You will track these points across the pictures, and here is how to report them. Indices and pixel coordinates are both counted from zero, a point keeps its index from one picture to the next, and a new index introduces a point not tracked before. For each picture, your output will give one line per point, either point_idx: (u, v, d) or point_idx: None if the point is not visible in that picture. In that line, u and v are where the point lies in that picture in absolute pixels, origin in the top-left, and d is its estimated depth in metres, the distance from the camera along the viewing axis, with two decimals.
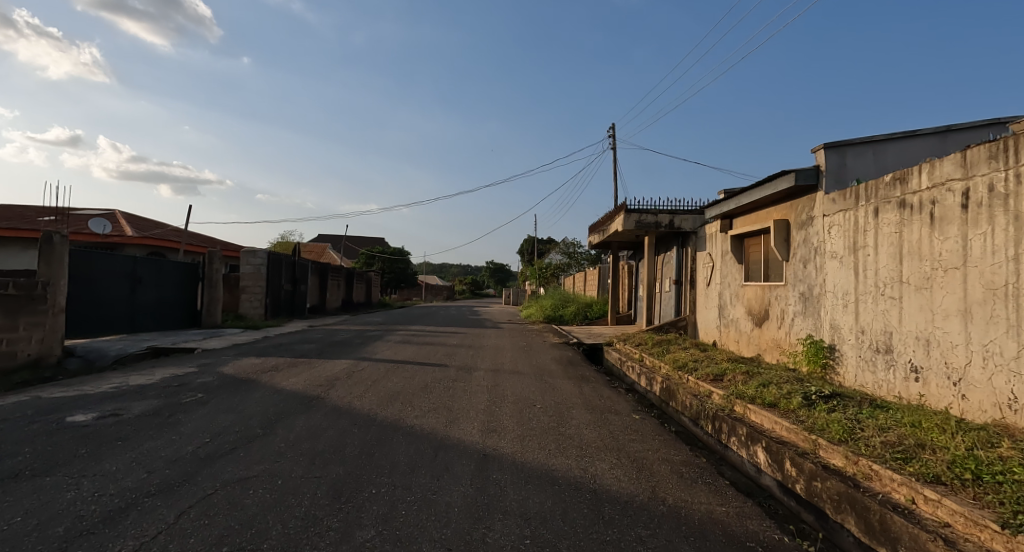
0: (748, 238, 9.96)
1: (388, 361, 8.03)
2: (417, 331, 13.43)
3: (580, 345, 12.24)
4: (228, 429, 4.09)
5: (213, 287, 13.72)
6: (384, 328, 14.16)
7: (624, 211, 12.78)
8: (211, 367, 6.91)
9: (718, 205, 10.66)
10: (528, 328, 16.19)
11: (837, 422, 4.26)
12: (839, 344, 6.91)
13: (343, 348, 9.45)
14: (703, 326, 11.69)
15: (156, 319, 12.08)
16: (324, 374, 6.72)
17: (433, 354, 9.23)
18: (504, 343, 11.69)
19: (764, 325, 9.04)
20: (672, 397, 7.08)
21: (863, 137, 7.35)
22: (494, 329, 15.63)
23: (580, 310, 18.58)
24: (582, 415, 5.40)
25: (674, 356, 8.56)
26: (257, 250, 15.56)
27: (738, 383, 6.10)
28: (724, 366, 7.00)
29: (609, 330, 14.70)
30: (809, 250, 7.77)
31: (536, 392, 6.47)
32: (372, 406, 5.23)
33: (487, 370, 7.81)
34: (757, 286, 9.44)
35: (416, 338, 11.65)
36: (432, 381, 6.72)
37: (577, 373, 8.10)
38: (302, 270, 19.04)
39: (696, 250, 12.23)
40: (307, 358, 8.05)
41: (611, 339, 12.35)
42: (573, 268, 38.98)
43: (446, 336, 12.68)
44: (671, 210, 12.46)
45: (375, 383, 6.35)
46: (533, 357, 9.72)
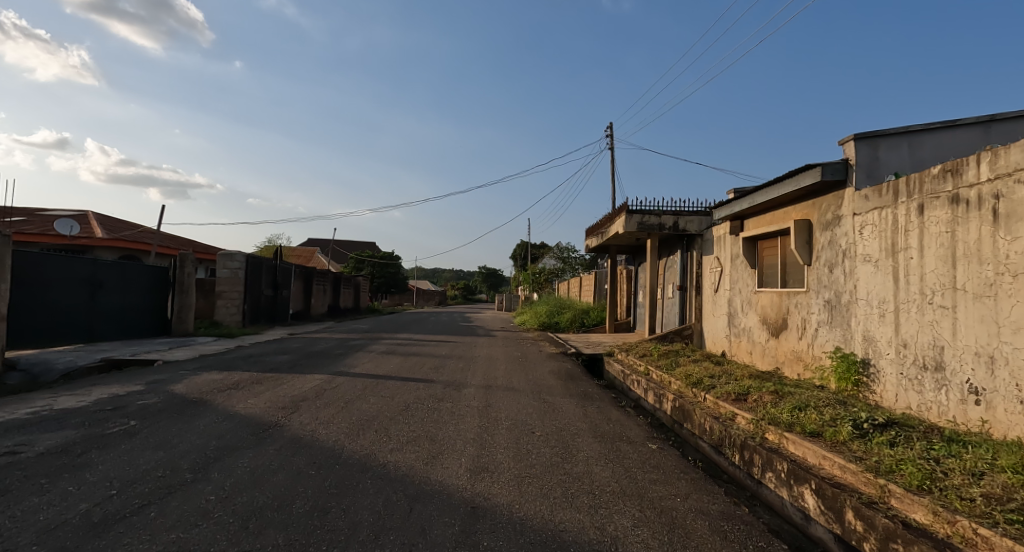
0: (762, 241, 9.20)
1: (367, 377, 7.17)
2: (404, 340, 12.58)
3: (579, 356, 11.43)
4: (146, 476, 3.23)
5: (185, 293, 12.81)
6: (369, 336, 13.30)
7: (625, 213, 12.01)
8: (161, 385, 6.04)
9: (728, 205, 9.90)
10: (523, 336, 15.37)
11: (909, 462, 3.46)
12: (875, 359, 6.13)
13: (320, 360, 8.58)
14: (711, 335, 10.92)
15: (119, 328, 11.15)
16: (290, 394, 5.86)
17: (419, 367, 8.38)
18: (498, 353, 10.87)
19: (782, 336, 8.27)
20: (688, 418, 6.28)
21: (897, 128, 6.62)
22: (487, 337, 14.82)
23: (577, 317, 17.79)
24: (589, 446, 4.59)
25: (686, 370, 7.74)
26: (234, 253, 14.64)
27: (767, 405, 5.30)
28: (747, 383, 6.19)
29: (609, 338, 13.91)
30: (835, 253, 7.00)
31: (535, 414, 5.64)
32: (339, 436, 4.38)
33: (478, 386, 6.99)
34: (773, 293, 8.68)
35: (403, 349, 10.80)
36: (415, 401, 5.88)
37: (579, 390, 7.28)
38: (284, 274, 18.15)
39: (702, 253, 11.47)
40: (276, 373, 7.19)
41: (612, 349, 11.56)
42: (568, 272, 38.18)
43: (435, 346, 11.84)
44: (675, 211, 11.70)
45: (349, 404, 5.51)
46: (529, 370, 8.89)
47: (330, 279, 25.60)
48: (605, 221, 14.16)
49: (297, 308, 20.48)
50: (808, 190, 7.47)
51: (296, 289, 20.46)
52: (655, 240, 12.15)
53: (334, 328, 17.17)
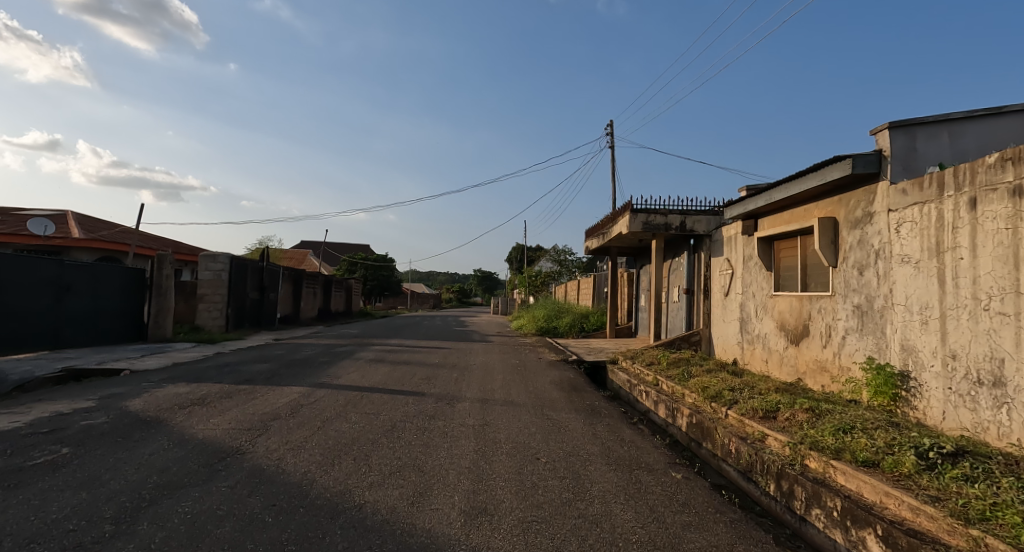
0: (778, 241, 8.59)
1: (352, 389, 6.49)
2: (395, 346, 11.91)
3: (581, 363, 10.78)
4: (50, 531, 2.54)
5: (163, 296, 12.06)
6: (359, 342, 12.63)
7: (629, 212, 11.39)
8: (117, 400, 5.35)
9: (741, 203, 9.29)
10: (520, 341, 14.70)
11: (1006, 508, 2.81)
12: (916, 372, 5.51)
13: (302, 370, 7.89)
14: (721, 342, 10.30)
15: (88, 334, 10.42)
16: (261, 410, 5.18)
17: (410, 377, 7.70)
18: (494, 361, 10.22)
19: (803, 344, 7.64)
20: (708, 437, 5.63)
21: (936, 116, 6.04)
22: (483, 343, 14.16)
23: (576, 321, 17.16)
24: (604, 476, 3.94)
25: (701, 380, 7.09)
26: (217, 254, 13.94)
27: (802, 425, 4.66)
28: (775, 397, 5.53)
29: (611, 344, 13.28)
30: (866, 254, 6.38)
31: (538, 434, 5.00)
32: (311, 466, 3.71)
33: (474, 400, 6.33)
34: (791, 297, 8.06)
35: (393, 356, 10.12)
36: (403, 419, 5.22)
37: (585, 403, 6.64)
38: (272, 277, 17.44)
39: (711, 255, 10.85)
40: (250, 384, 6.50)
41: (615, 356, 10.91)
42: (564, 275, 37.55)
43: (428, 352, 11.15)
44: (681, 210, 11.08)
45: (327, 424, 4.84)
46: (528, 379, 8.24)
47: (321, 282, 24.85)
48: (606, 221, 13.53)
49: (285, 312, 19.75)
50: (835, 185, 6.86)
51: (285, 292, 19.73)
52: (661, 241, 11.53)
53: (324, 333, 16.47)
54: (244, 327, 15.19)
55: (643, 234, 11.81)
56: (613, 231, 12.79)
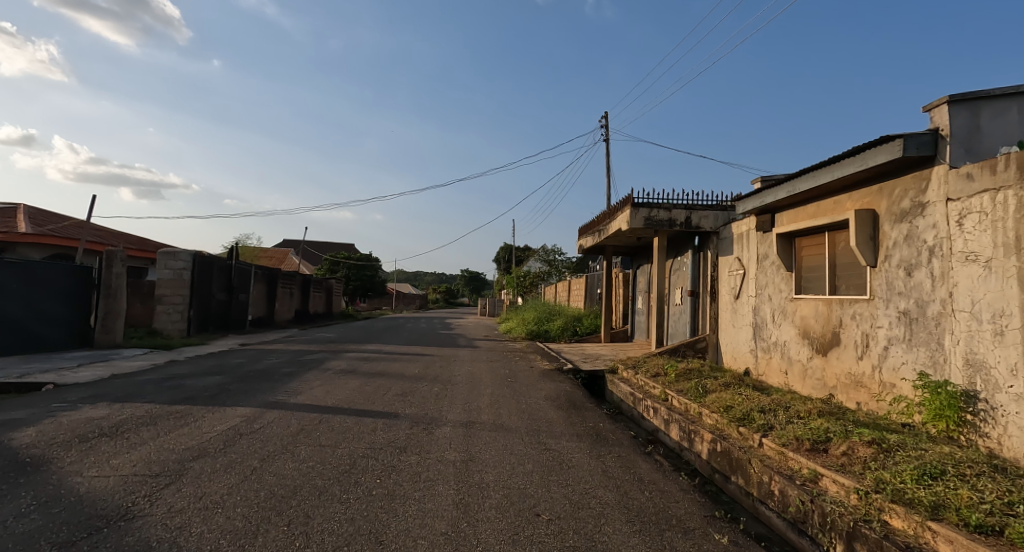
0: (800, 238, 7.67)
1: (310, 411, 5.44)
2: (373, 353, 10.84)
3: (576, 373, 9.80)
4: None
5: (114, 296, 10.80)
6: (333, 348, 11.56)
7: (629, 206, 10.43)
8: (5, 430, 4.25)
9: (756, 196, 8.35)
10: (509, 347, 13.69)
11: None
12: (987, 393, 4.60)
13: (258, 384, 6.81)
14: (730, 349, 9.37)
15: (19, 340, 9.25)
16: (187, 443, 4.11)
17: (383, 393, 6.66)
18: (481, 371, 9.21)
19: (831, 356, 6.73)
20: (739, 471, 4.66)
21: (1004, 89, 5.14)
22: (470, 348, 13.12)
23: (568, 324, 16.21)
24: (629, 544, 2.93)
25: (720, 398, 6.12)
26: (178, 252, 12.82)
27: (870, 464, 3.70)
28: (820, 423, 4.57)
29: (607, 349, 12.32)
30: (917, 252, 5.46)
31: (536, 473, 4.00)
32: (223, 539, 2.66)
33: (457, 424, 5.31)
34: (817, 301, 7.13)
35: (369, 366, 9.07)
36: (366, 453, 4.18)
37: (587, 426, 5.65)
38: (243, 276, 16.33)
39: (719, 254, 9.93)
40: (188, 405, 5.42)
41: (614, 364, 9.96)
42: (554, 276, 36.59)
43: (408, 361, 10.11)
44: (686, 205, 10.15)
45: (266, 463, 3.79)
46: (520, 395, 7.23)
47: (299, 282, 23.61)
48: (603, 217, 12.57)
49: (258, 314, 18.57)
50: (875, 172, 5.94)
51: (257, 293, 18.51)
52: (663, 238, 10.57)
53: (298, 337, 15.34)
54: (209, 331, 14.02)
55: (644, 230, 10.86)
56: (610, 227, 11.81)
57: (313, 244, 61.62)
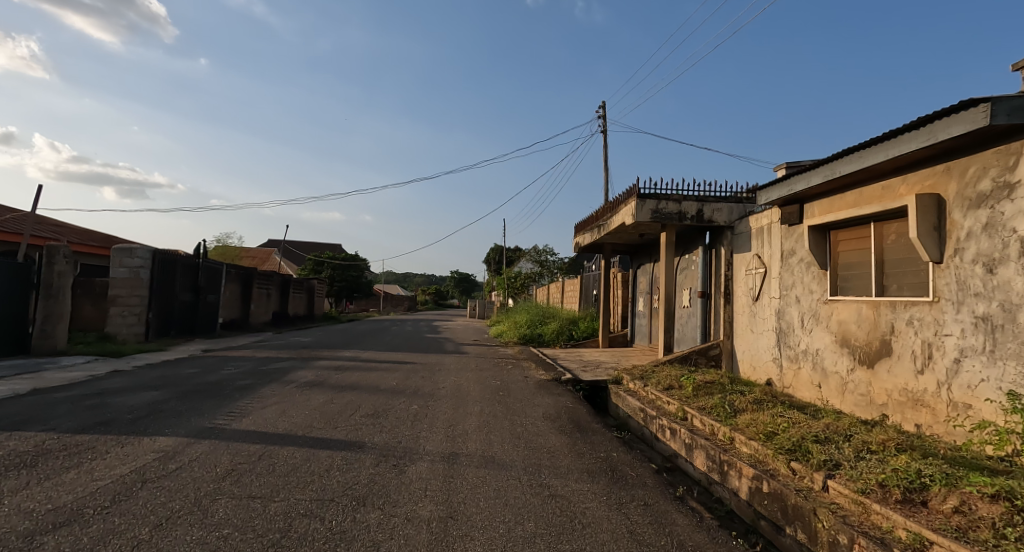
0: (837, 231, 6.67)
1: (252, 441, 4.33)
2: (349, 362, 9.72)
3: (575, 384, 8.74)
4: None
5: (56, 298, 9.59)
6: (305, 356, 10.44)
7: (634, 197, 9.39)
8: None
9: (782, 184, 7.33)
10: (500, 353, 12.60)
11: None
12: None
13: (201, 402, 5.68)
14: (749, 358, 8.35)
15: None
16: (63, 498, 3.00)
17: (351, 413, 5.57)
18: (469, 383, 8.12)
19: (880, 368, 5.73)
20: (799, 524, 3.62)
21: None
22: (457, 355, 12.04)
23: (563, 328, 15.20)
24: None
25: (756, 420, 5.07)
26: (134, 248, 11.74)
27: (1007, 533, 2.67)
28: (905, 461, 3.53)
29: (608, 356, 11.28)
30: (1004, 243, 4.46)
31: (543, 539, 2.94)
32: None
33: (438, 458, 4.23)
34: (860, 303, 6.13)
35: (341, 378, 7.95)
36: (311, 510, 3.08)
37: (597, 457, 4.60)
38: (212, 276, 15.73)
39: (734, 250, 8.94)
40: (96, 434, 4.28)
41: (617, 373, 8.90)
42: (545, 277, 35.61)
43: (387, 371, 8.99)
44: (698, 196, 9.14)
45: (161, 533, 2.68)
46: (514, 413, 6.16)
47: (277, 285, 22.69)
48: (604, 212, 11.53)
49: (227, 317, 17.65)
50: (942, 148, 4.94)
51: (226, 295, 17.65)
52: (672, 234, 9.57)
53: (272, 343, 14.17)
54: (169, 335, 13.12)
55: (650, 225, 9.85)
56: (612, 222, 10.78)
57: (298, 244, 60.05)
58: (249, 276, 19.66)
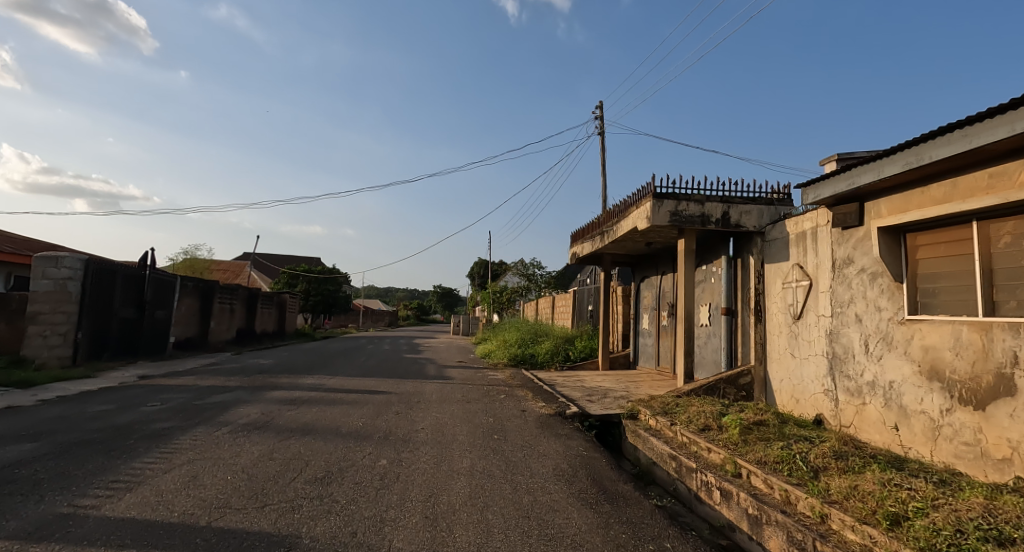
0: (918, 233, 5.31)
1: (117, 544, 2.81)
2: (311, 394, 8.16)
3: (583, 420, 7.28)
4: None
5: None
6: (259, 386, 8.85)
7: (648, 197, 8.00)
8: None
9: (838, 179, 5.97)
10: (490, 377, 11.16)
11: None
12: None
13: (83, 464, 4.16)
14: (790, 388, 6.94)
15: None
16: None
17: (291, 479, 4.06)
18: (454, 422, 6.65)
19: (998, 411, 4.33)
20: None
21: None
22: (440, 381, 10.53)
23: (558, 349, 13.92)
24: None
25: (856, 489, 3.64)
26: (60, 257, 10.95)
27: None
28: None
29: (614, 384, 9.85)
30: None
31: None
32: None
33: None
34: (957, 324, 4.74)
35: (294, 418, 6.43)
36: None
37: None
38: (164, 292, 15.31)
39: (767, 260, 7.59)
40: None
41: (632, 406, 7.47)
42: (532, 292, 34.24)
43: (356, 405, 7.49)
44: (723, 196, 7.81)
45: None
46: (514, 470, 4.70)
47: (240, 301, 21.96)
48: (611, 215, 10.18)
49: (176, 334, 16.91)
50: None
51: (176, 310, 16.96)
52: (692, 240, 8.21)
53: (230, 366, 12.56)
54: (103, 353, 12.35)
55: (665, 230, 8.52)
56: (622, 227, 9.40)
57: (275, 257, 58.06)
58: (205, 290, 19.04)
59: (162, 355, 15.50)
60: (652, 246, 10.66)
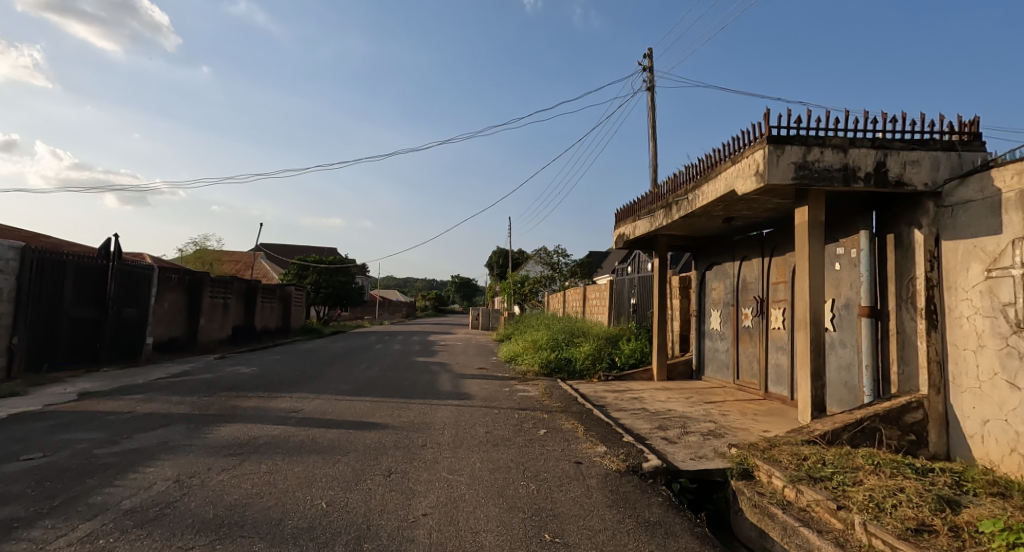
0: None
1: None
2: (278, 434, 5.89)
3: (671, 480, 4.98)
4: None
5: None
6: (215, 419, 6.64)
7: (759, 144, 5.26)
8: None
9: None
10: (522, 395, 8.76)
11: None
12: None
13: None
14: (1008, 437, 4.33)
15: None
16: None
17: None
18: (476, 494, 4.26)
19: None
20: None
21: None
22: (458, 400, 8.20)
23: (602, 354, 11.52)
24: None
25: None
26: None
27: None
28: None
29: (690, 411, 7.41)
30: None
31: None
32: None
33: None
34: None
35: (219, 494, 4.05)
36: None
37: None
38: (136, 288, 13.63)
39: (947, 235, 4.86)
40: None
41: (750, 463, 4.99)
42: (557, 282, 31.81)
43: (331, 456, 5.12)
44: (877, 138, 5.04)
45: None
46: None
47: (235, 294, 20.30)
48: (684, 180, 7.58)
49: (157, 334, 15.44)
50: None
51: (156, 308, 15.47)
52: (819, 208, 5.52)
53: (205, 379, 10.37)
54: (53, 361, 10.78)
55: (774, 191, 5.93)
56: (704, 193, 6.76)
57: (289, 247, 56.50)
58: (191, 283, 17.50)
59: (140, 358, 13.96)
60: (733, 222, 8.09)
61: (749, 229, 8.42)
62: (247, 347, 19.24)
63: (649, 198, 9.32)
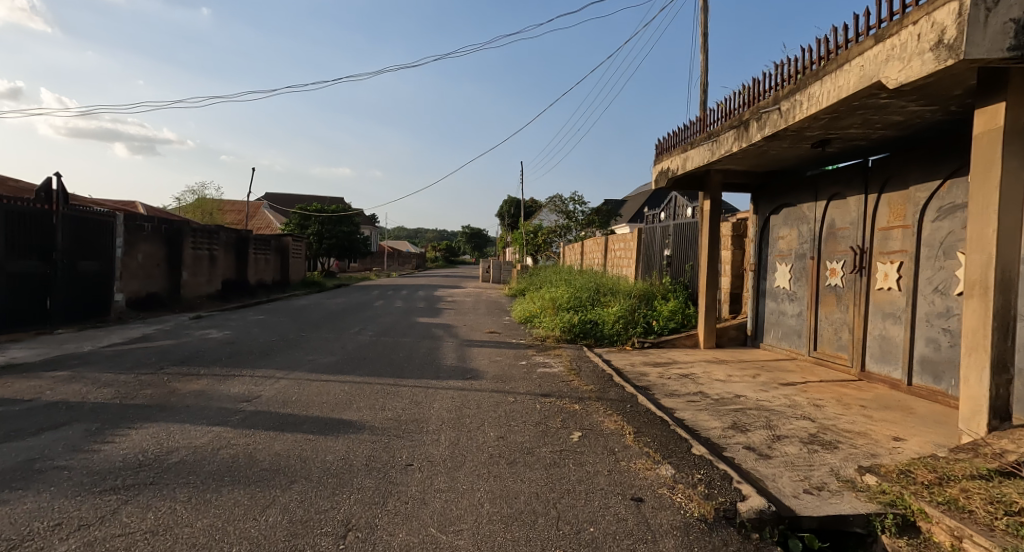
0: None
1: None
2: (205, 445, 4.19)
3: (787, 533, 3.19)
4: None
5: None
6: (134, 415, 4.96)
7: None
8: None
9: None
10: (544, 371, 7.01)
11: None
12: None
13: None
14: None
15: None
16: None
17: None
18: None
19: None
20: None
21: None
22: (462, 380, 6.48)
23: (635, 319, 9.69)
24: None
25: None
26: None
27: None
28: None
29: (768, 399, 5.61)
30: None
31: None
32: None
33: None
34: None
35: None
36: None
37: None
38: (96, 238, 11.91)
39: None
40: None
41: (913, 511, 3.15)
42: (573, 231, 29.82)
43: (265, 495, 3.38)
44: None
45: None
46: None
47: (223, 246, 18.58)
48: (768, 87, 5.44)
49: (130, 290, 13.84)
50: None
51: (128, 261, 13.82)
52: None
53: (163, 347, 8.73)
54: None
55: (937, 81, 3.88)
56: (810, 98, 4.66)
57: (293, 197, 54.49)
58: (172, 234, 15.80)
59: (108, 318, 12.37)
60: (828, 147, 6.04)
61: (845, 156, 6.38)
62: (237, 303, 17.66)
63: (710, 116, 7.16)
